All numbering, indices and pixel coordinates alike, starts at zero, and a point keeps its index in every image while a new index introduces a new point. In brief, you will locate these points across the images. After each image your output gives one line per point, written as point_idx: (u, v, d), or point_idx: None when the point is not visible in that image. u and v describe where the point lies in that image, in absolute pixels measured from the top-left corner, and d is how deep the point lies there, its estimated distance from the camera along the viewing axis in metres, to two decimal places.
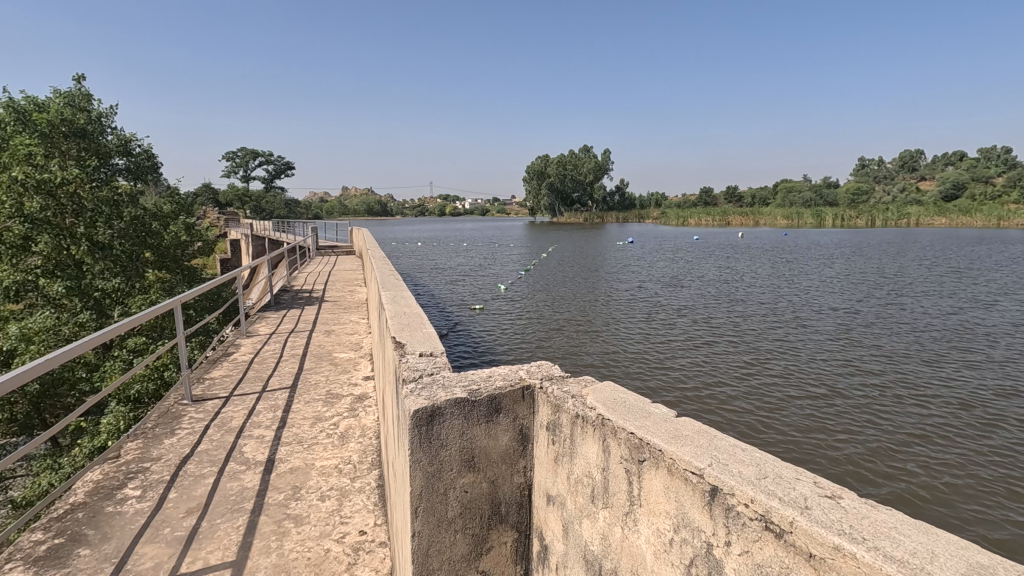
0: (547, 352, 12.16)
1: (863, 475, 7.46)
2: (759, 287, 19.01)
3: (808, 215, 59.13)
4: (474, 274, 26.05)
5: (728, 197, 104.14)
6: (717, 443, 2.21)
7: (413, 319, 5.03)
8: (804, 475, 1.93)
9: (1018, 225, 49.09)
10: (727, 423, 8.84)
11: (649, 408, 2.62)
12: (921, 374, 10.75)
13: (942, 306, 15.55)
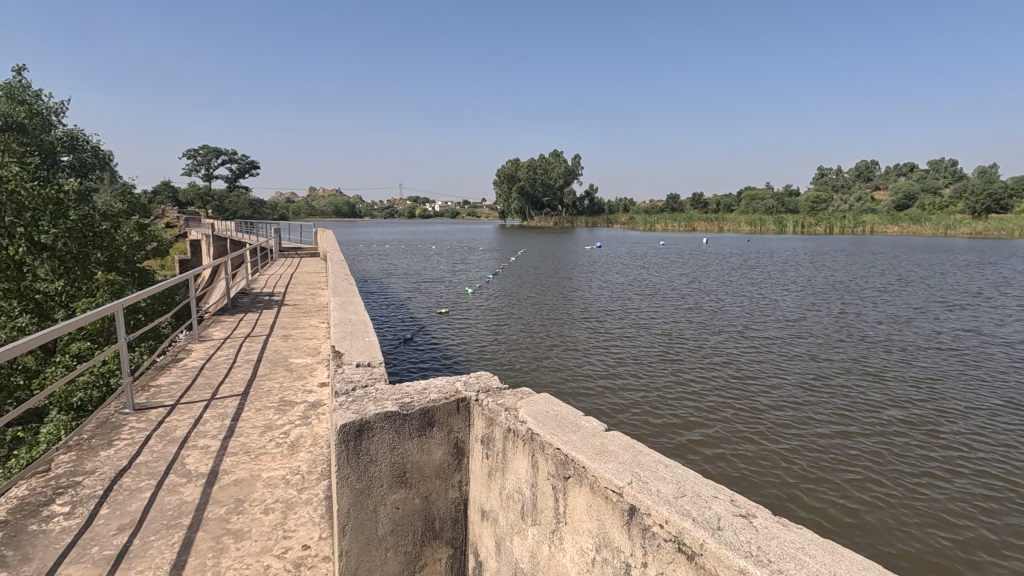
0: (509, 356, 12.07)
1: (832, 456, 7.39)
2: (721, 294, 19.37)
3: (770, 222, 60.82)
4: (441, 279, 25.82)
5: (694, 203, 106.22)
6: (641, 459, 2.17)
7: (358, 327, 4.89)
8: (721, 493, 1.91)
9: (963, 234, 51.55)
10: (695, 408, 8.76)
11: (579, 420, 2.59)
12: (875, 369, 11.02)
13: (892, 313, 16.14)
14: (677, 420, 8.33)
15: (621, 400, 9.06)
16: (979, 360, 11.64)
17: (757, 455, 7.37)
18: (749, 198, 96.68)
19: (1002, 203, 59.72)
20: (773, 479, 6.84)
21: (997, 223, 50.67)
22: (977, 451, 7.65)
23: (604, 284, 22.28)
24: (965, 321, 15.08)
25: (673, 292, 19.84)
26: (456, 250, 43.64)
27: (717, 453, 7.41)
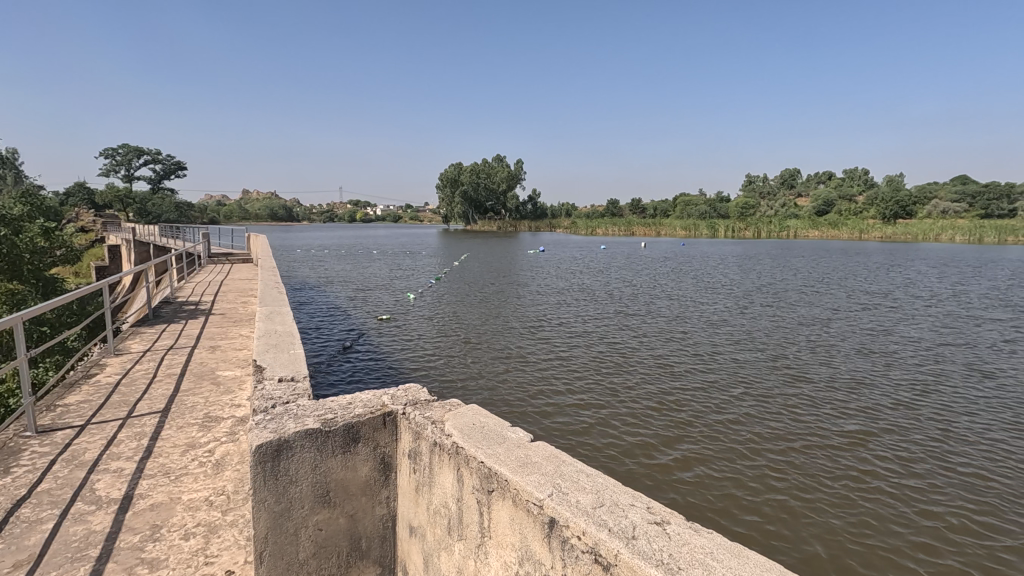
0: (451, 362, 11.95)
1: (771, 449, 7.64)
2: (657, 298, 20.00)
3: (703, 227, 63.34)
4: (381, 285, 25.28)
5: (632, 208, 109.36)
6: (563, 469, 2.20)
7: (284, 339, 4.70)
8: (638, 501, 1.96)
9: (874, 237, 55.60)
10: (635, 409, 8.95)
11: (506, 432, 2.60)
12: (800, 361, 11.63)
13: (811, 313, 17.21)
14: (620, 421, 8.47)
15: (564, 405, 9.11)
16: (892, 350, 12.50)
17: (699, 451, 7.52)
18: (684, 204, 100.37)
19: (907, 209, 64.96)
20: (716, 472, 6.99)
21: (903, 227, 55.06)
22: (897, 434, 8.14)
23: (545, 289, 22.53)
24: (875, 319, 16.27)
25: (611, 297, 20.33)
26: (398, 255, 42.91)
27: (659, 451, 7.55)
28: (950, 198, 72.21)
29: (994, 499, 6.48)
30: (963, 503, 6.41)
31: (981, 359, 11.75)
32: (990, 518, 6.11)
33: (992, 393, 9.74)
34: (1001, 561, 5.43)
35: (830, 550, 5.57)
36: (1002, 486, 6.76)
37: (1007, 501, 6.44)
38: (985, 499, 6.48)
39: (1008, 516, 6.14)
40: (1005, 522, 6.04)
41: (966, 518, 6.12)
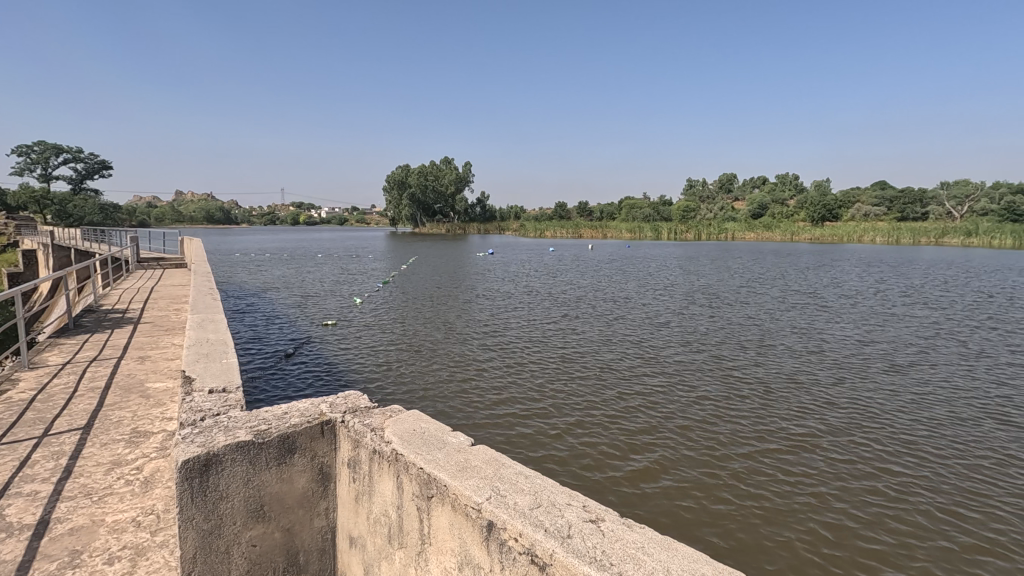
0: (398, 368, 11.76)
1: (713, 443, 7.91)
2: (603, 300, 20.42)
3: (647, 229, 65.25)
4: (327, 289, 24.60)
5: (580, 211, 111.37)
6: (502, 471, 2.22)
7: (217, 348, 4.51)
8: (574, 500, 2.00)
9: (804, 239, 58.97)
10: (584, 410, 9.09)
11: (446, 438, 2.61)
12: (739, 360, 12.15)
13: (748, 312, 18.04)
14: (569, 422, 8.58)
15: (514, 408, 9.14)
16: (822, 348, 13.26)
17: (646, 449, 7.71)
18: (628, 207, 103.11)
19: (833, 212, 69.23)
20: (661, 468, 7.18)
21: (830, 229, 58.59)
22: (828, 424, 8.62)
23: (494, 292, 22.56)
24: (805, 316, 17.24)
25: (559, 299, 20.63)
26: (344, 258, 41.90)
27: (608, 449, 7.67)
28: (870, 202, 77.51)
29: (915, 481, 6.94)
30: (887, 485, 6.83)
31: (899, 353, 12.63)
32: (911, 498, 6.54)
33: (910, 383, 10.48)
34: (921, 537, 5.82)
35: (770, 536, 5.80)
36: (922, 468, 7.26)
37: (925, 481, 6.91)
38: (907, 480, 6.94)
39: (927, 496, 6.59)
40: (925, 502, 6.48)
41: (891, 499, 6.52)
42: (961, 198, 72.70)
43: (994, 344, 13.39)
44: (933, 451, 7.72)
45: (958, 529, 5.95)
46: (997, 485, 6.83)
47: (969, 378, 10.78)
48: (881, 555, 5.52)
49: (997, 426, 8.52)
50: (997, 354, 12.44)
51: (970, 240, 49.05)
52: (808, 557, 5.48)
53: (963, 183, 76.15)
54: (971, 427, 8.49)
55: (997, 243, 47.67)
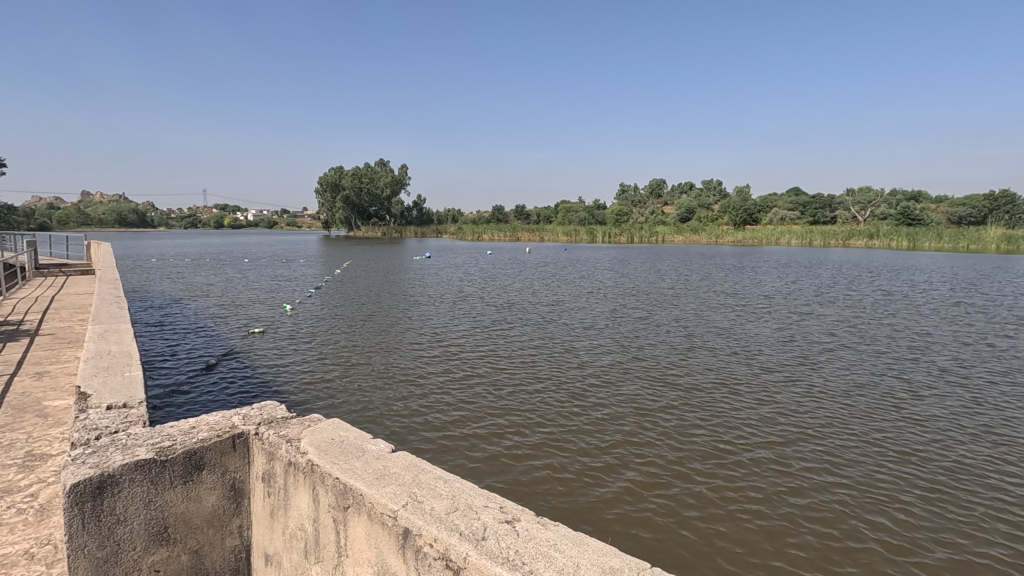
0: (331, 376, 11.40)
1: (645, 438, 8.17)
2: (540, 304, 20.70)
3: (583, 232, 66.67)
4: (253, 296, 23.43)
5: (517, 215, 112.13)
6: (420, 479, 2.51)
7: (119, 361, 4.27)
8: (490, 505, 2.32)
9: (728, 241, 62.23)
10: (520, 413, 9.15)
11: (364, 446, 2.83)
12: (668, 359, 12.64)
13: (677, 314, 18.85)
14: (505, 425, 8.61)
15: (451, 414, 9.07)
16: (743, 347, 14.04)
17: (580, 449, 7.87)
18: (564, 211, 104.99)
19: (753, 216, 73.52)
20: (596, 465, 7.35)
21: (750, 232, 62.22)
22: (749, 416, 9.12)
23: (431, 298, 22.35)
24: (728, 317, 18.23)
25: (497, 304, 20.72)
26: (273, 263, 40.13)
27: (543, 450, 7.76)
28: (786, 207, 82.94)
29: (824, 464, 7.49)
30: (800, 469, 7.34)
31: (811, 350, 13.60)
32: (821, 481, 7.04)
33: (822, 377, 11.26)
34: (834, 517, 6.25)
35: (699, 526, 6.04)
36: (832, 454, 7.81)
37: (835, 465, 7.45)
38: (816, 464, 7.48)
39: (835, 478, 7.12)
40: (834, 483, 6.99)
41: (804, 483, 6.99)
42: (863, 204, 79.27)
43: (893, 340, 14.65)
44: (842, 438, 8.33)
45: (865, 508, 6.43)
46: (897, 467, 7.45)
47: (872, 372, 11.72)
48: (798, 538, 5.87)
49: (896, 415, 9.30)
50: (894, 350, 13.63)
51: (872, 242, 53.60)
52: (733, 545, 5.75)
53: (865, 190, 83.09)
54: (874, 415, 9.24)
55: (894, 245, 52.34)
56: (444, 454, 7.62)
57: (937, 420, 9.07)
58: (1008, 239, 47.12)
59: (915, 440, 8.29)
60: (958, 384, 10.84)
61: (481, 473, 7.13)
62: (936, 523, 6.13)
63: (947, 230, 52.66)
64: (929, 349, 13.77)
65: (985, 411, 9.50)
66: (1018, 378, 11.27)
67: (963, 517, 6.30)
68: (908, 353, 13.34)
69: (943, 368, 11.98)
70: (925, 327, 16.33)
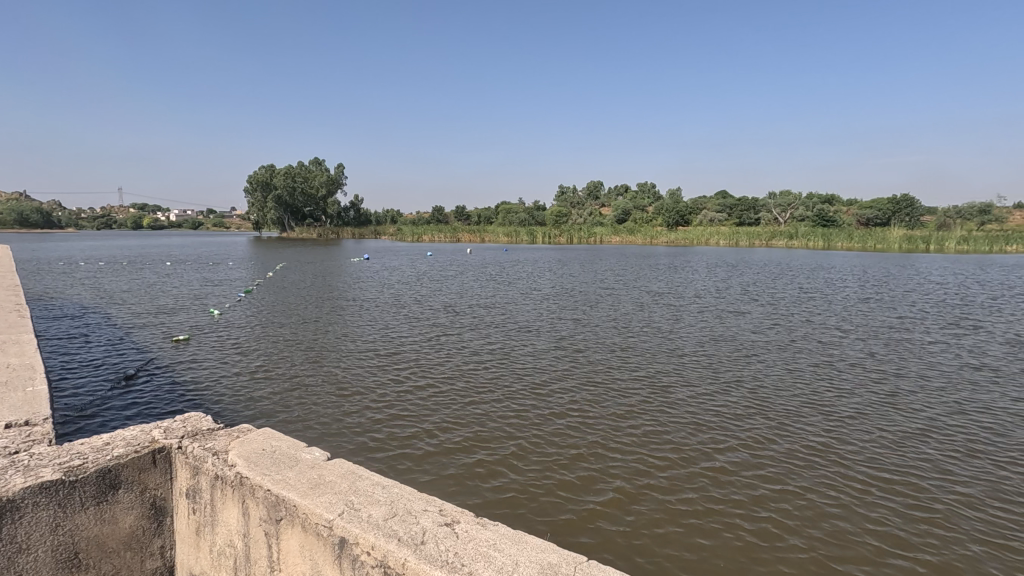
0: (263, 384, 10.98)
1: (583, 438, 8.42)
2: (482, 307, 20.71)
3: (523, 232, 67.21)
4: (177, 301, 22.07)
5: (457, 215, 111.27)
6: (353, 488, 2.73)
7: (21, 374, 3.97)
8: (428, 512, 2.56)
9: (662, 241, 64.56)
10: (461, 418, 9.12)
11: (297, 455, 3.12)
12: (606, 360, 12.95)
13: (614, 314, 19.41)
14: (445, 431, 8.55)
15: (390, 422, 8.91)
16: (676, 346, 14.61)
17: (520, 452, 7.92)
18: (504, 212, 105.53)
19: (685, 218, 76.77)
20: (535, 465, 7.51)
21: (682, 233, 64.81)
22: (683, 414, 9.49)
23: (370, 301, 21.88)
24: (662, 317, 18.98)
25: (439, 307, 20.56)
26: (199, 265, 37.95)
27: (484, 455, 7.76)
28: (714, 209, 86.93)
29: (746, 454, 8.00)
30: (726, 460, 7.80)
31: (738, 347, 14.40)
32: (744, 470, 7.52)
33: (747, 374, 11.96)
34: (761, 506, 6.60)
35: (638, 523, 6.20)
36: (758, 445, 8.29)
37: (756, 454, 7.97)
38: (740, 454, 7.97)
39: (756, 466, 7.62)
40: (755, 471, 7.48)
41: (728, 472, 7.45)
42: (784, 206, 84.39)
43: (812, 337, 15.69)
44: (769, 431, 8.81)
45: (789, 496, 6.83)
46: (817, 456, 7.96)
47: (794, 367, 12.53)
48: (729, 530, 6.14)
49: (816, 407, 9.95)
50: (812, 346, 14.59)
51: (792, 242, 57.25)
52: (669, 538, 5.95)
53: (786, 193, 88.46)
54: (792, 407, 9.93)
55: (812, 245, 56.00)
56: (382, 463, 7.47)
57: (846, 409, 9.87)
58: (909, 239, 51.52)
59: (827, 427, 9.01)
60: (869, 377, 11.71)
61: (421, 480, 7.04)
62: (852, 507, 6.59)
63: (857, 231, 56.95)
64: (842, 344, 14.82)
65: (892, 400, 10.31)
66: (919, 369, 12.38)
67: (874, 499, 6.82)
68: (825, 349, 14.29)
69: (853, 361, 13.02)
70: (839, 324, 17.64)
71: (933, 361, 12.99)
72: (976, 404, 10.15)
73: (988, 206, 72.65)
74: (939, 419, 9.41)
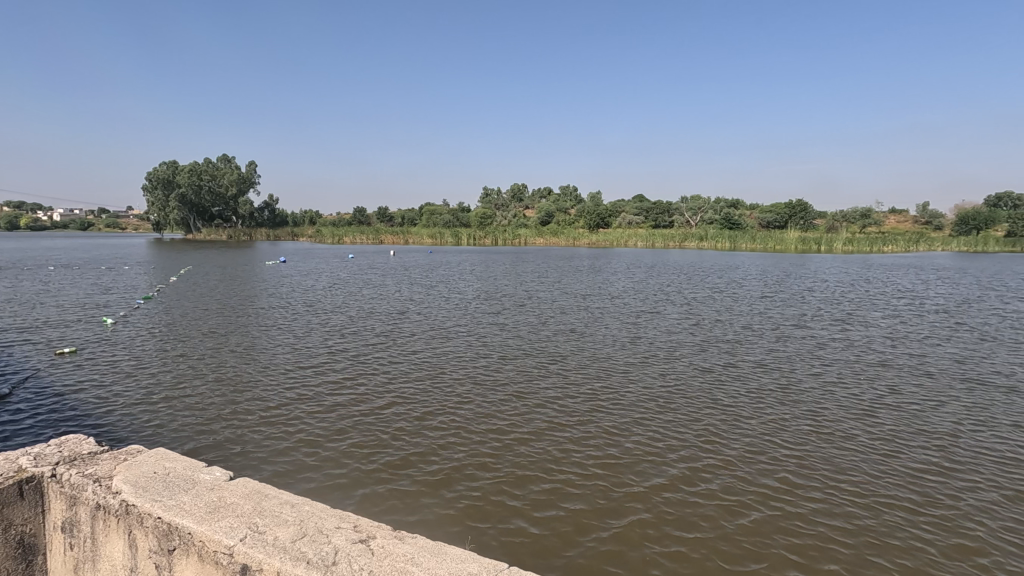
0: (165, 396, 10.33)
1: (499, 439, 8.68)
2: (404, 311, 20.45)
3: (447, 234, 66.55)
4: (61, 310, 19.97)
5: (379, 216, 108.35)
6: (254, 514, 3.35)
7: None
8: (339, 535, 3.19)
9: (583, 242, 66.28)
10: (371, 423, 9.15)
11: (188, 483, 3.69)
12: (523, 363, 13.24)
13: (536, 317, 19.84)
14: (355, 436, 8.58)
15: (297, 430, 8.75)
16: (592, 347, 15.21)
17: (430, 455, 8.04)
18: (428, 213, 103.97)
19: (605, 220, 79.39)
20: (453, 466, 7.71)
21: (602, 235, 66.87)
22: (591, 411, 9.95)
23: (285, 307, 20.93)
24: (581, 319, 19.61)
25: (359, 312, 20.06)
26: (87, 270, 34.37)
27: (391, 458, 7.85)
28: (632, 212, 90.69)
29: (650, 443, 8.62)
30: (631, 450, 8.39)
31: (648, 347, 15.25)
32: (647, 458, 8.11)
33: (655, 371, 12.73)
34: (652, 495, 7.11)
35: (535, 516, 6.55)
36: (661, 436, 8.95)
37: (659, 444, 8.61)
38: (645, 445, 8.59)
39: (658, 455, 8.26)
40: (657, 458, 8.11)
41: (634, 461, 8.02)
42: (695, 210, 89.57)
43: (715, 336, 16.87)
44: (668, 423, 9.44)
45: (676, 483, 7.41)
46: (704, 442, 8.74)
47: (697, 365, 13.47)
48: (631, 514, 6.65)
49: (713, 400, 10.74)
50: (715, 345, 15.68)
51: (702, 243, 60.87)
52: (568, 531, 6.28)
53: (696, 198, 93.75)
54: (693, 399, 10.73)
55: (719, 246, 59.57)
56: (285, 472, 7.34)
57: (739, 399, 10.82)
58: (803, 240, 56.21)
59: (721, 416, 9.85)
60: (762, 373, 12.84)
61: (324, 485, 7.05)
62: (732, 490, 7.24)
63: (759, 233, 61.35)
64: (742, 343, 16.00)
65: (774, 391, 11.41)
66: (803, 363, 13.74)
67: (752, 483, 7.51)
68: (724, 347, 15.46)
69: (748, 358, 14.20)
70: (739, 322, 19.06)
71: (813, 356, 14.42)
72: (847, 393, 11.45)
73: (869, 210, 80.74)
74: (817, 408, 10.44)
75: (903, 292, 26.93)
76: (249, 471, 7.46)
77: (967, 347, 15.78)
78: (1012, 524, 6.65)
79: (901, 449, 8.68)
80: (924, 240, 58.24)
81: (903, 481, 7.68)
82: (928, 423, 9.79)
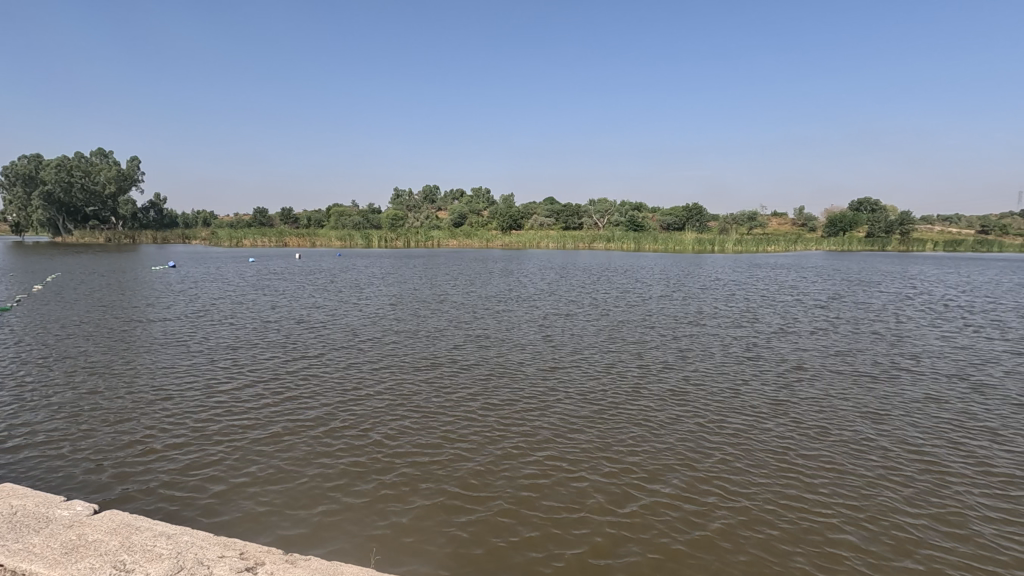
0: (27, 420, 9.39)
1: (397, 448, 8.76)
2: (308, 318, 19.72)
3: (358, 236, 64.47)
4: None
5: (283, 216, 102.47)
6: (119, 552, 3.41)
7: None
8: (217, 565, 3.33)
9: (496, 245, 66.87)
10: (264, 439, 8.90)
11: (39, 524, 3.66)
12: (428, 370, 13.35)
13: (446, 321, 19.93)
14: (246, 455, 8.32)
15: (182, 454, 8.26)
16: (501, 352, 15.44)
17: (325, 468, 7.99)
18: (336, 215, 99.91)
19: (519, 221, 80.67)
20: (349, 478, 7.72)
21: (515, 237, 67.83)
22: (496, 418, 10.16)
23: (174, 316, 19.45)
24: (490, 322, 19.97)
25: (259, 320, 19.12)
26: None
27: (285, 475, 7.72)
28: (544, 215, 92.88)
29: (544, 444, 9.10)
30: (525, 451, 8.80)
31: (552, 349, 15.91)
32: (540, 458, 8.56)
33: (556, 373, 13.32)
34: (545, 492, 7.52)
35: (430, 520, 6.74)
36: (555, 435, 9.46)
37: (552, 444, 9.10)
38: (539, 445, 9.04)
39: (551, 454, 8.73)
40: (549, 458, 8.57)
41: (528, 461, 8.44)
42: (603, 211, 93.28)
43: (614, 336, 17.88)
44: (569, 427, 9.86)
45: (566, 479, 7.90)
46: (594, 439, 9.34)
47: (595, 365, 14.26)
48: (521, 510, 7.03)
49: (611, 400, 11.36)
50: (617, 347, 16.52)
51: (609, 245, 63.53)
52: (461, 531, 6.55)
53: (604, 201, 97.59)
54: (587, 399, 11.40)
55: (625, 247, 62.40)
56: (166, 499, 6.97)
57: (629, 396, 11.65)
58: (699, 242, 60.34)
59: (611, 413, 10.57)
60: (653, 370, 13.85)
61: (210, 508, 6.82)
62: (615, 482, 7.85)
63: (661, 234, 65.11)
64: (641, 344, 16.96)
65: (661, 387, 12.38)
66: (689, 360, 14.98)
67: (634, 471, 8.18)
68: (621, 346, 16.46)
69: (643, 356, 15.23)
70: (638, 322, 20.32)
71: (699, 354, 15.76)
72: (723, 385, 12.68)
73: (755, 215, 88.34)
74: (701, 401, 11.39)
75: (781, 289, 29.85)
76: (125, 498, 7.03)
77: (827, 339, 17.88)
78: (842, 492, 7.79)
79: (765, 433, 9.77)
80: (801, 240, 64.67)
81: (761, 460, 8.71)
82: (791, 410, 11.02)
